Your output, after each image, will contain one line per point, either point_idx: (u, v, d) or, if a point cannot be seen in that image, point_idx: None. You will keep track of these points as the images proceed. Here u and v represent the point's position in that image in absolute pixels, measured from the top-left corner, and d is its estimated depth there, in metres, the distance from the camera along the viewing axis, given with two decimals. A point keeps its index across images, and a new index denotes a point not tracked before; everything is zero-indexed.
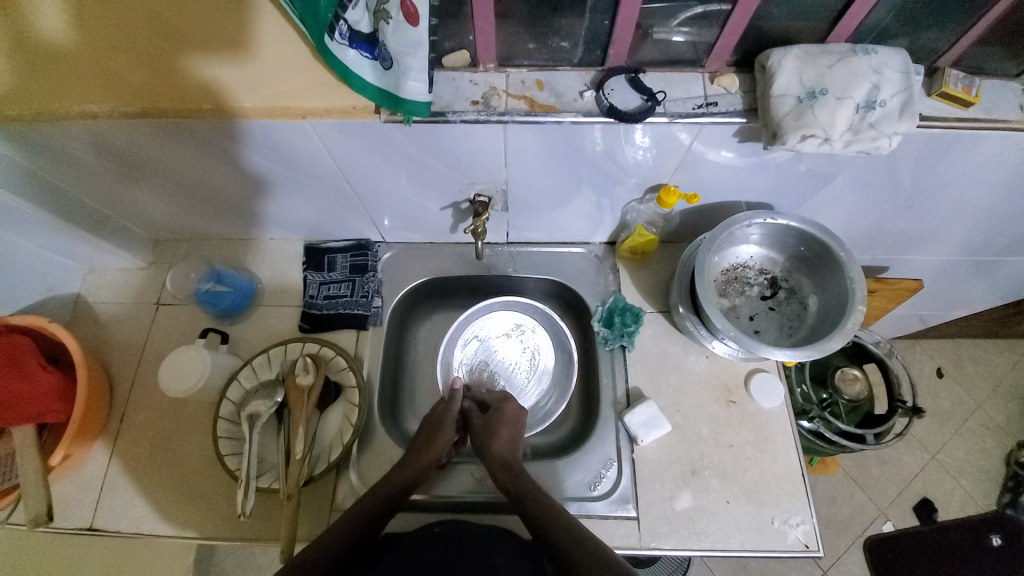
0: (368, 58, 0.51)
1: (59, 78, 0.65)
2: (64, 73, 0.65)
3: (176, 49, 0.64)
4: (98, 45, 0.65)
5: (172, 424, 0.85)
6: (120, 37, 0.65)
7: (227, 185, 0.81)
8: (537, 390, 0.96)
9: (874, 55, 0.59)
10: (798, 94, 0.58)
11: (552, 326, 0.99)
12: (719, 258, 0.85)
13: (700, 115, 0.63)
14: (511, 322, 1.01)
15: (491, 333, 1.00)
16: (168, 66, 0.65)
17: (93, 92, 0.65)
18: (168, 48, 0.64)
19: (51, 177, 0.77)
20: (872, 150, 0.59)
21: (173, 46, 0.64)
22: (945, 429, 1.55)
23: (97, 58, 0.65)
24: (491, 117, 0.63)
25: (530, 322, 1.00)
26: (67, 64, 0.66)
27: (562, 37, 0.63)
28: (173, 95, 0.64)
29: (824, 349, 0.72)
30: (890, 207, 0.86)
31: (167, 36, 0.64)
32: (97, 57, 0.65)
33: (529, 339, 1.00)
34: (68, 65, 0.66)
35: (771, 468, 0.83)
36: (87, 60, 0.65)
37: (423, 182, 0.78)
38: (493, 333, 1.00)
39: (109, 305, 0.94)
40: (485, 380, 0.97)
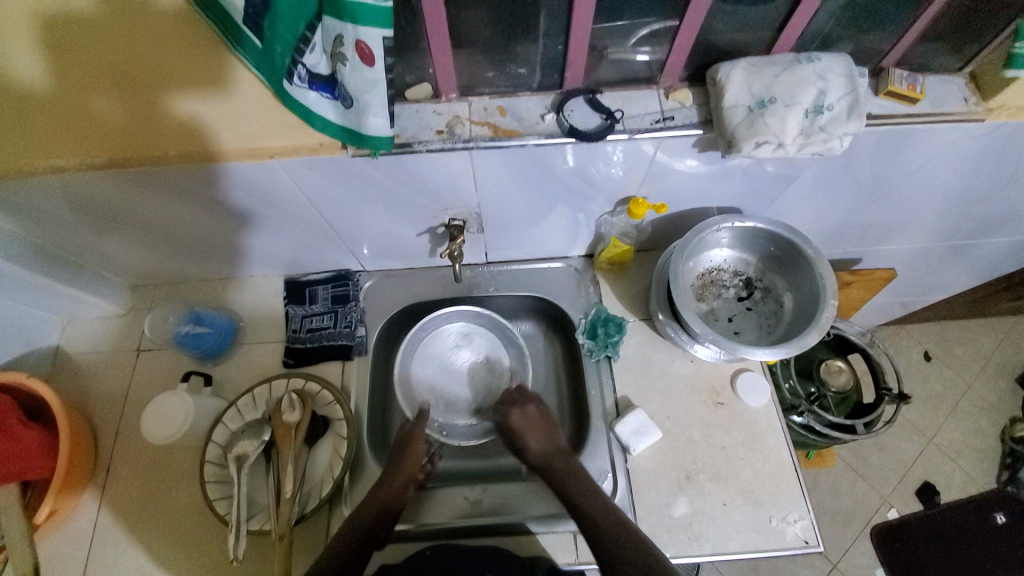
0: (330, 98, 0.51)
1: (31, 122, 0.63)
2: (36, 117, 0.62)
3: (154, 94, 0.61)
4: (62, 86, 0.59)
5: (159, 472, 0.84)
6: (89, 78, 0.59)
7: (203, 228, 0.82)
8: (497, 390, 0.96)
9: (818, 61, 0.62)
10: (748, 104, 0.60)
11: (498, 327, 0.98)
12: (694, 263, 0.86)
13: (659, 129, 0.65)
14: (456, 330, 0.99)
15: (440, 348, 0.98)
16: (148, 111, 0.62)
17: (71, 142, 0.65)
18: (145, 92, 0.60)
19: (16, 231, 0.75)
20: (825, 151, 0.62)
21: (150, 91, 0.60)
22: (939, 412, 1.57)
23: (64, 100, 0.61)
24: (456, 145, 0.64)
25: (475, 326, 0.99)
26: (34, 106, 0.61)
27: (520, 63, 0.65)
28: (158, 141, 0.66)
29: (802, 345, 0.73)
30: (856, 201, 0.88)
31: (142, 80, 0.59)
32: (64, 98, 0.60)
33: (480, 342, 1.00)
34: (36, 108, 0.61)
35: (764, 466, 0.83)
36: (55, 101, 0.61)
37: (397, 211, 0.79)
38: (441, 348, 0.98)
39: (90, 355, 0.93)
40: (445, 395, 0.96)
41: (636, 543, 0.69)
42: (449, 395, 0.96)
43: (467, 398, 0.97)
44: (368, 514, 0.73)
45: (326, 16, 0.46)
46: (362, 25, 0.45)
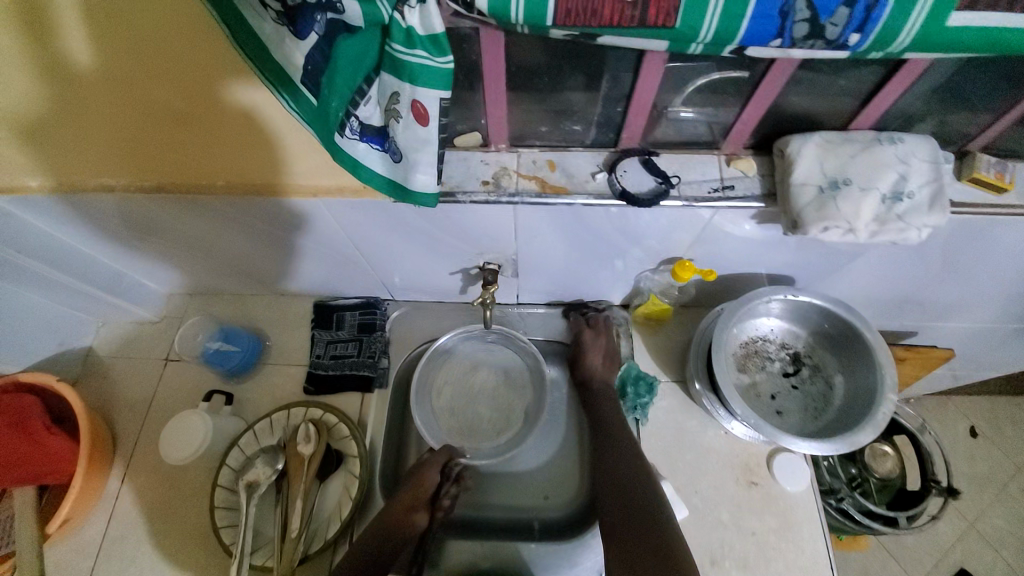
0: (379, 150, 0.50)
1: (88, 112, 0.60)
2: (89, 105, 0.59)
3: (211, 88, 0.56)
4: (117, 71, 0.55)
5: (170, 488, 0.83)
6: (142, 63, 0.54)
7: (242, 248, 0.82)
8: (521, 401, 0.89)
9: (900, 144, 0.58)
10: (819, 183, 0.57)
11: (507, 339, 0.92)
12: (738, 331, 0.81)
13: (717, 199, 0.62)
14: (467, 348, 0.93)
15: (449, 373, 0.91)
16: (206, 106, 0.59)
17: (133, 151, 0.65)
18: (203, 85, 0.56)
19: (63, 237, 0.78)
20: (899, 240, 0.58)
21: (208, 84, 0.56)
22: (984, 494, 1.41)
23: (121, 91, 0.57)
24: (501, 198, 0.62)
25: (479, 342, 0.93)
26: (92, 109, 0.59)
27: (576, 120, 0.63)
28: (218, 138, 0.63)
29: (854, 442, 0.67)
30: (921, 278, 0.81)
31: (198, 68, 0.54)
32: (124, 103, 0.58)
33: (492, 356, 0.93)
34: (91, 96, 0.58)
35: (797, 560, 0.77)
36: (110, 89, 0.57)
37: (434, 251, 0.78)
38: (451, 374, 0.91)
39: (119, 360, 0.94)
40: (466, 419, 0.89)
41: (649, 500, 0.67)
42: (468, 416, 0.89)
43: (488, 413, 0.89)
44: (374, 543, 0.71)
45: (385, 72, 0.44)
46: (419, 85, 0.43)
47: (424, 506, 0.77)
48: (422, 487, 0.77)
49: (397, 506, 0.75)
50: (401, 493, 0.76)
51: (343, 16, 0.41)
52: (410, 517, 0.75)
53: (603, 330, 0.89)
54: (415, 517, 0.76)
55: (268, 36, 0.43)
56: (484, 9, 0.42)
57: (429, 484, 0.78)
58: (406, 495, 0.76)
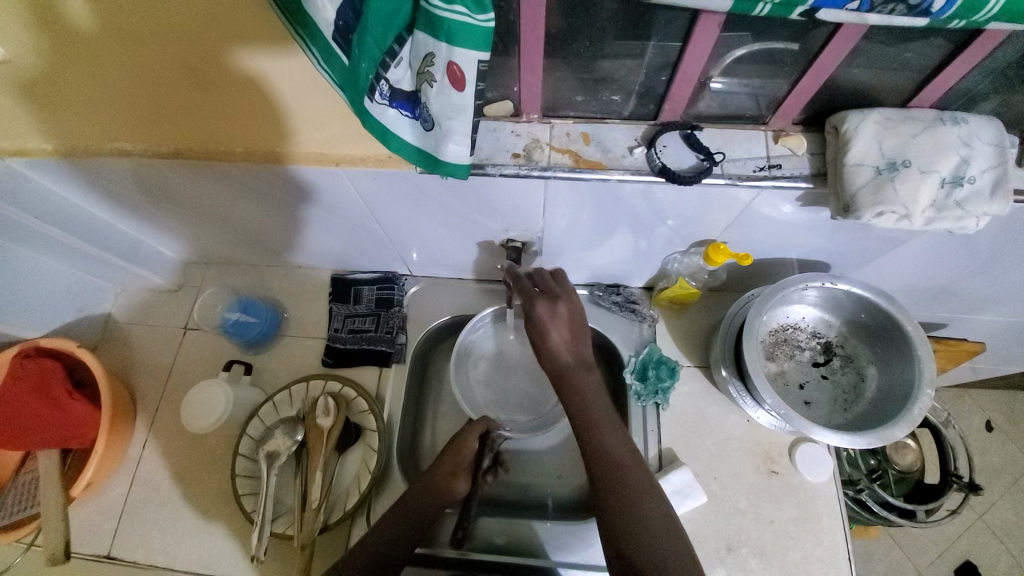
0: (410, 118, 0.47)
1: (88, 70, 0.58)
2: (90, 63, 0.57)
3: (214, 47, 0.54)
4: (116, 25, 0.52)
5: (191, 456, 0.84)
6: (142, 20, 0.51)
7: (255, 218, 0.81)
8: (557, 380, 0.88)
9: (964, 124, 0.54)
10: (876, 164, 0.53)
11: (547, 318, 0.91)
12: (768, 318, 0.79)
13: (761, 178, 0.58)
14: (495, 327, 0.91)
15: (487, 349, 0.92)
16: (209, 65, 0.56)
17: (144, 116, 0.63)
18: (205, 42, 0.53)
19: (68, 198, 0.76)
20: (955, 229, 0.54)
21: (210, 42, 0.53)
22: (996, 487, 1.38)
23: (122, 47, 0.55)
24: (532, 172, 0.59)
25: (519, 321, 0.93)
26: (97, 65, 0.57)
27: (614, 90, 0.59)
28: (228, 103, 0.61)
29: (889, 436, 0.65)
30: (963, 269, 0.76)
31: (197, 21, 0.51)
32: (123, 53, 0.55)
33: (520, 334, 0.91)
34: (91, 52, 0.56)
35: (816, 550, 0.76)
36: (109, 46, 0.55)
37: (455, 225, 0.75)
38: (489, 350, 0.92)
39: (137, 326, 0.94)
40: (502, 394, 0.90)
41: (663, 515, 0.59)
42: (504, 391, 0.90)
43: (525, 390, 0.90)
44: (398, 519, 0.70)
45: (419, 30, 0.41)
46: (456, 45, 0.40)
47: (464, 471, 0.76)
48: (463, 454, 0.77)
49: (441, 472, 0.74)
50: (442, 460, 0.75)
51: None
52: (452, 483, 0.74)
53: (562, 294, 0.65)
54: (457, 482, 0.75)
55: None
56: None
57: (468, 448, 0.77)
58: (449, 461, 0.76)
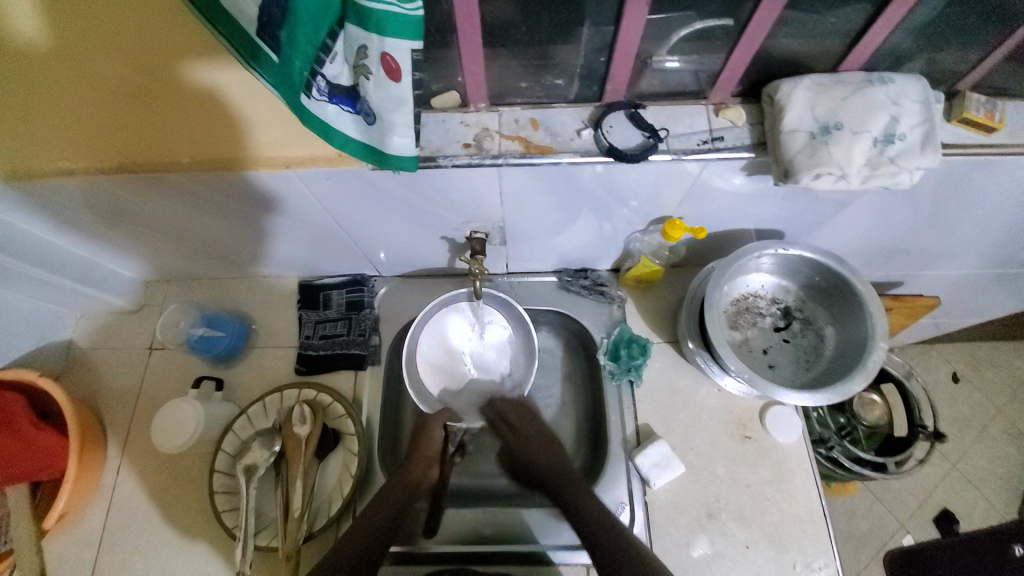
0: (351, 112, 0.47)
1: (27, 85, 0.56)
2: (30, 83, 0.55)
3: (163, 59, 0.53)
4: (61, 38, 0.51)
5: (168, 477, 0.82)
6: (82, 39, 0.51)
7: (215, 232, 0.80)
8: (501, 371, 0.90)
9: (890, 85, 0.56)
10: (810, 129, 0.55)
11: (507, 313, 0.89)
12: (729, 289, 0.81)
13: (706, 151, 0.60)
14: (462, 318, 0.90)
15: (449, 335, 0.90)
16: (159, 77, 0.55)
17: (88, 132, 0.61)
18: (155, 54, 0.53)
19: (15, 224, 0.72)
20: (892, 185, 0.56)
21: (159, 54, 0.53)
22: (965, 436, 1.44)
23: (65, 61, 0.53)
24: (484, 161, 0.60)
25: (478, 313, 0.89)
26: (32, 84, 0.55)
27: (557, 74, 0.60)
28: (173, 114, 0.60)
29: (846, 391, 0.68)
30: (909, 226, 0.80)
31: (146, 32, 0.50)
32: (60, 70, 0.54)
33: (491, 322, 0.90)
34: (30, 70, 0.54)
35: (792, 509, 0.79)
36: (48, 64, 0.53)
37: (418, 220, 0.75)
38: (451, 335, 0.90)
39: (102, 350, 0.92)
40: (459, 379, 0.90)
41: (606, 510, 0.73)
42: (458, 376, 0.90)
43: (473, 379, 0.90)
44: (382, 515, 0.72)
45: (351, 24, 0.41)
46: (388, 36, 0.40)
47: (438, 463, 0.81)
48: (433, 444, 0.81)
49: (416, 461, 0.79)
50: (416, 454, 0.79)
51: None
52: (426, 473, 0.79)
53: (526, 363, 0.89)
54: (430, 470, 0.79)
55: None
56: None
57: (437, 438, 0.82)
58: (422, 450, 0.80)
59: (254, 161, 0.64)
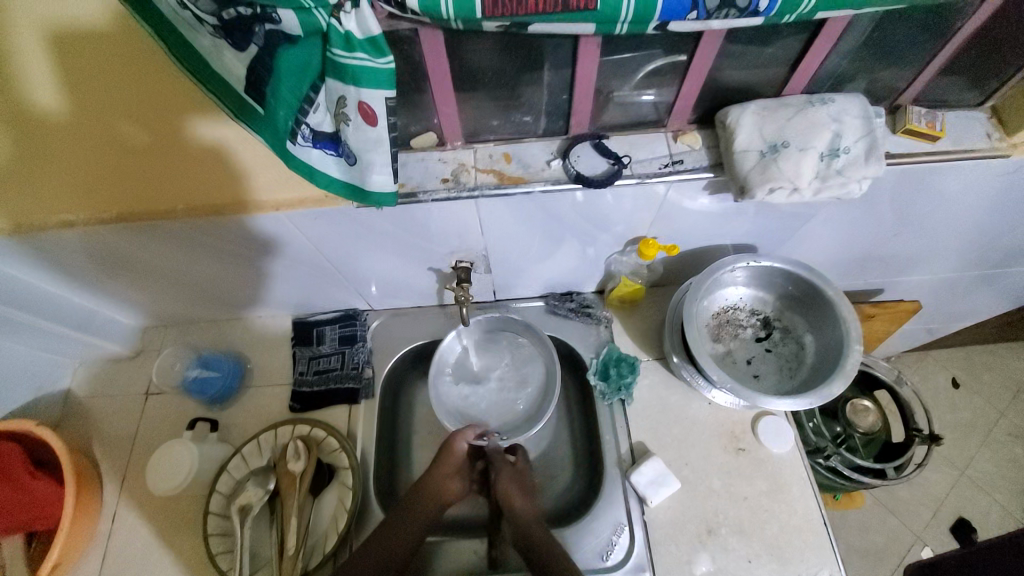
0: (334, 155, 0.51)
1: (38, 146, 0.60)
2: (42, 145, 0.60)
3: (168, 119, 0.58)
4: (77, 107, 0.56)
5: (163, 522, 0.82)
6: (93, 105, 0.56)
7: (211, 276, 0.83)
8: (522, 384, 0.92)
9: (831, 104, 0.61)
10: (760, 148, 0.60)
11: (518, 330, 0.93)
12: (708, 303, 0.84)
13: (667, 174, 0.65)
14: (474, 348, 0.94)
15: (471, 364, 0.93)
16: (163, 135, 0.60)
17: (91, 186, 0.65)
18: (162, 116, 0.57)
19: (17, 276, 0.75)
20: (842, 195, 0.61)
21: (165, 114, 0.57)
22: (970, 441, 1.43)
23: (78, 123, 0.58)
24: (461, 194, 0.64)
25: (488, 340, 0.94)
26: (44, 145, 0.60)
27: (525, 112, 0.65)
28: (172, 167, 0.64)
29: (828, 394, 0.71)
30: (876, 234, 0.84)
31: (155, 101, 0.56)
32: (71, 132, 0.58)
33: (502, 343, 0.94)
34: (44, 134, 0.58)
35: (791, 519, 0.78)
36: (61, 127, 0.58)
37: (405, 253, 0.79)
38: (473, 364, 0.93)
39: (99, 398, 0.93)
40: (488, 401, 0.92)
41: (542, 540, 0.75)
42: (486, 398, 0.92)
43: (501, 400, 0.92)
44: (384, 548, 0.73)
45: (330, 78, 0.45)
46: (364, 87, 0.45)
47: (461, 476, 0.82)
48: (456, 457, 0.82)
49: (435, 475, 0.80)
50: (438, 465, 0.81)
51: (281, 26, 0.42)
52: (445, 487, 0.80)
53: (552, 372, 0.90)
54: (450, 486, 0.80)
55: (206, 50, 0.44)
56: (415, 8, 0.43)
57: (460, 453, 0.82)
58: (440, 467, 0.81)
59: (249, 206, 0.68)
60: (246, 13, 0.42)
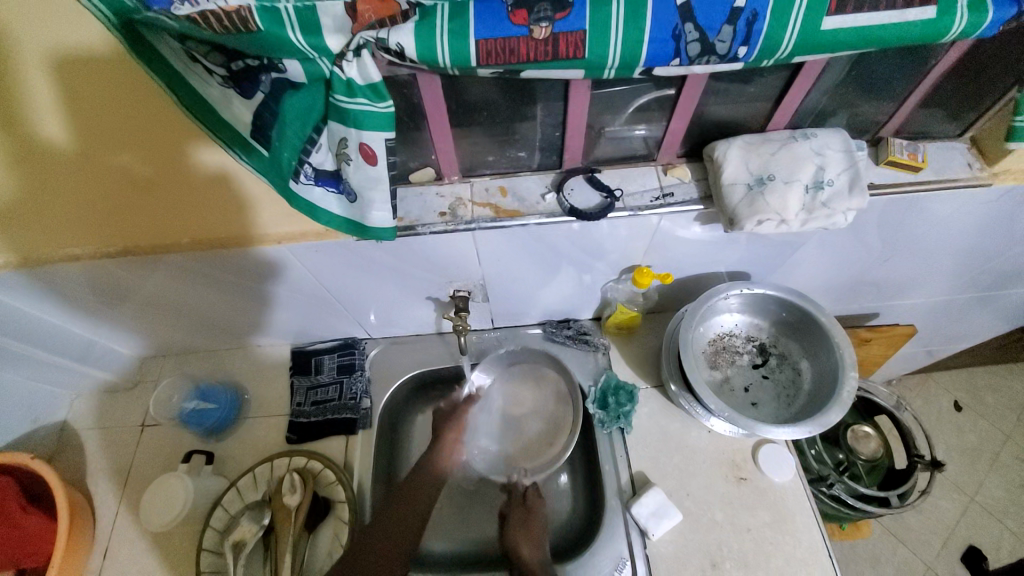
0: (335, 193, 0.53)
1: (48, 183, 0.61)
2: (52, 182, 0.61)
3: (174, 154, 0.59)
4: (86, 142, 0.57)
5: (154, 561, 0.80)
6: (103, 142, 0.57)
7: (212, 307, 0.84)
8: (538, 412, 0.94)
9: (813, 138, 0.64)
10: (747, 181, 0.62)
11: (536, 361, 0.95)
12: (704, 329, 0.85)
13: (658, 207, 0.67)
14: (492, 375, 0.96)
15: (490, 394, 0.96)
16: (169, 171, 0.61)
17: (95, 220, 0.67)
18: (168, 152, 0.59)
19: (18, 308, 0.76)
20: (828, 225, 0.63)
21: (171, 149, 0.59)
22: (978, 466, 1.41)
23: (87, 160, 0.59)
24: (459, 227, 0.66)
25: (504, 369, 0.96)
26: (53, 182, 0.61)
27: (520, 147, 0.67)
28: (177, 201, 0.66)
29: (825, 422, 0.71)
30: (868, 260, 0.85)
31: (165, 140, 0.57)
32: (80, 168, 0.60)
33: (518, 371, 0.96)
34: (54, 171, 0.60)
35: (796, 551, 0.77)
36: (71, 164, 0.59)
37: (404, 284, 0.80)
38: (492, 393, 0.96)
39: (94, 430, 0.92)
40: (506, 429, 0.94)
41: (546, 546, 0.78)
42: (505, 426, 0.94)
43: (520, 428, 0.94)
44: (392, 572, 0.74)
45: (332, 121, 0.48)
46: (365, 129, 0.47)
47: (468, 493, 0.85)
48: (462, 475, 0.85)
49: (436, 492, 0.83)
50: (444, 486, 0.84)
51: (287, 75, 0.46)
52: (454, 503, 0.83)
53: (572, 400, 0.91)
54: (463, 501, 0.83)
55: (216, 100, 0.47)
56: (414, 56, 0.46)
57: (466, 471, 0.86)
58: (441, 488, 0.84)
59: (252, 239, 0.70)
60: (254, 63, 0.45)
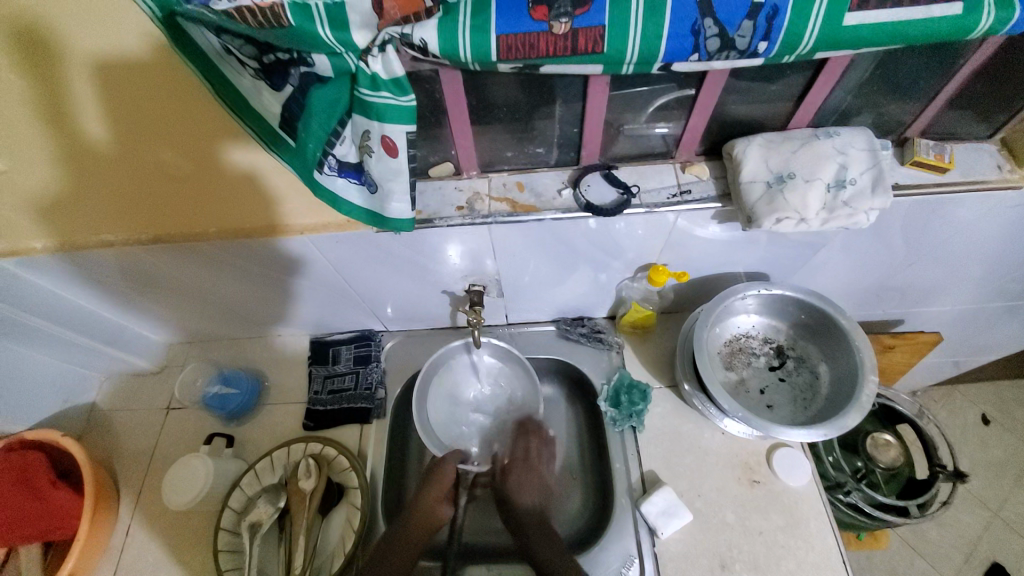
0: (357, 184, 0.54)
1: (88, 175, 0.64)
2: (91, 174, 0.64)
3: (205, 149, 0.61)
4: (124, 138, 0.60)
5: (173, 538, 0.83)
6: (138, 138, 0.60)
7: (234, 295, 0.87)
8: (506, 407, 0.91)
9: (836, 137, 0.63)
10: (767, 179, 0.62)
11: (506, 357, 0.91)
12: (720, 330, 0.84)
13: (676, 204, 0.67)
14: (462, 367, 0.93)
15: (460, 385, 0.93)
16: (200, 165, 0.64)
17: (130, 209, 0.70)
18: (200, 147, 0.61)
19: (56, 291, 0.80)
20: (850, 225, 0.62)
21: (202, 145, 0.61)
22: (1006, 482, 1.36)
23: (124, 155, 0.62)
24: (476, 221, 0.67)
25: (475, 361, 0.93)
26: (92, 174, 0.64)
27: (538, 143, 0.68)
28: (206, 194, 0.68)
29: (843, 426, 0.69)
30: (890, 263, 0.83)
31: (197, 136, 0.59)
32: (117, 161, 0.63)
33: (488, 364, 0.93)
34: (94, 165, 0.63)
35: (809, 556, 0.76)
36: (109, 158, 0.62)
37: (421, 277, 0.81)
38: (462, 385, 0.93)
39: (122, 411, 0.96)
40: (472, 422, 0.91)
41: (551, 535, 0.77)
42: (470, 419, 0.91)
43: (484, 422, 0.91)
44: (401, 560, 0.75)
45: (357, 114, 0.49)
46: (387, 122, 0.48)
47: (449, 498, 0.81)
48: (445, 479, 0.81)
49: (428, 499, 0.79)
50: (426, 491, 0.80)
51: (315, 68, 0.47)
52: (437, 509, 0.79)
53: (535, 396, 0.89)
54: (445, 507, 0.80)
55: (247, 90, 0.48)
56: (436, 51, 0.47)
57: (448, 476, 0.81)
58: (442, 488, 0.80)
59: (276, 230, 0.73)
60: (285, 56, 0.46)
